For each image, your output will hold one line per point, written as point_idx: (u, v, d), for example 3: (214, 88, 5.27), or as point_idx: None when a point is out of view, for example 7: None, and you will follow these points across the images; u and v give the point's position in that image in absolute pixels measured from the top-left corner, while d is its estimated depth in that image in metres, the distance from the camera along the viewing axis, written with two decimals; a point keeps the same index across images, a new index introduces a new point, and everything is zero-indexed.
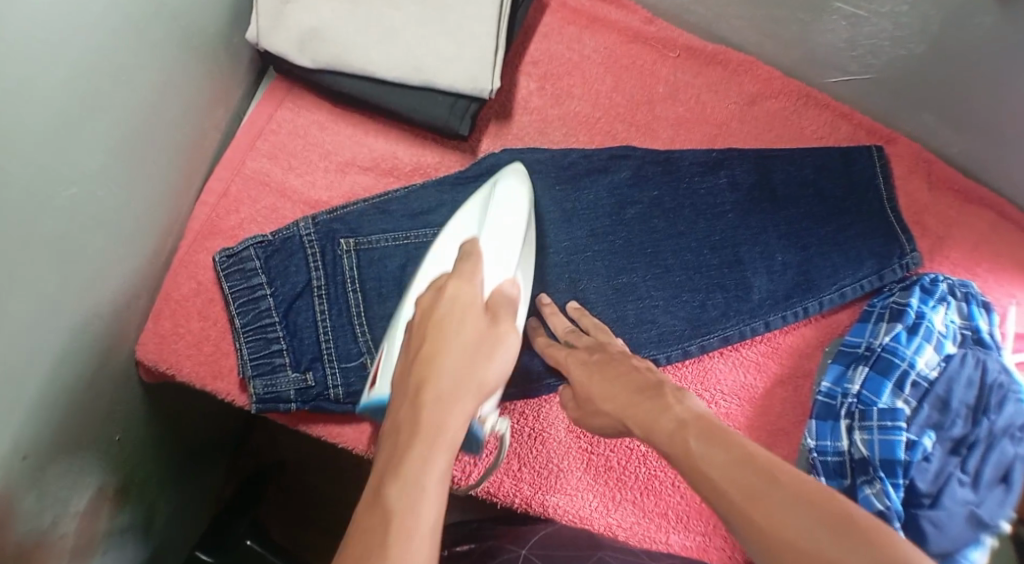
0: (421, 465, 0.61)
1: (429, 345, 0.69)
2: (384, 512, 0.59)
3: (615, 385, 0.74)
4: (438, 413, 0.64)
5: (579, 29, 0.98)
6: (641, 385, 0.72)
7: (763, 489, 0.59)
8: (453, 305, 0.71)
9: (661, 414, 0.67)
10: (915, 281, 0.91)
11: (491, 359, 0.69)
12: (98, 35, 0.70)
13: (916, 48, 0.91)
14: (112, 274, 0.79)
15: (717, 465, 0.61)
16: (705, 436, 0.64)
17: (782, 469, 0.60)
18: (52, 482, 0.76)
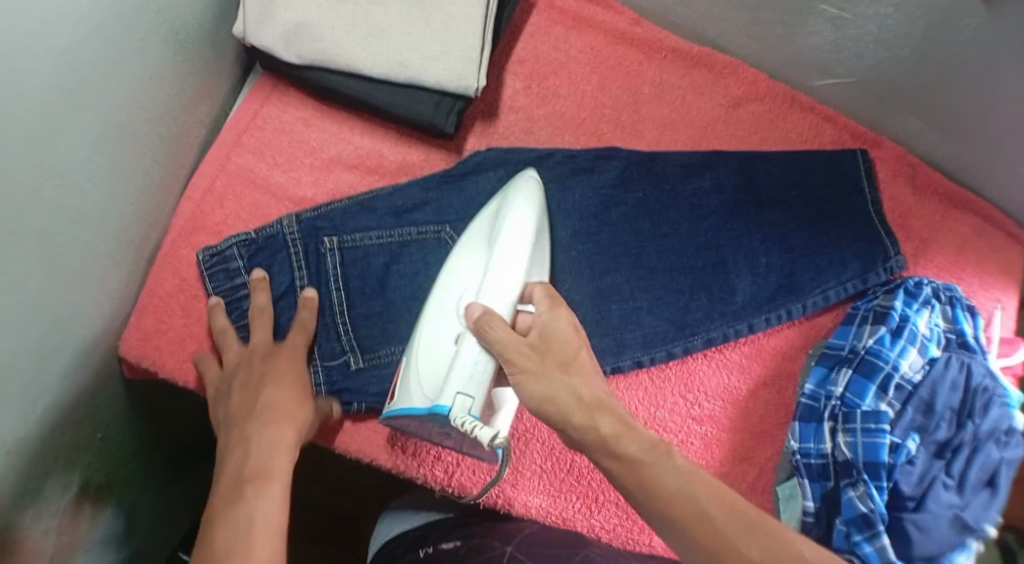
0: (257, 492, 0.69)
1: (225, 403, 0.79)
2: (227, 527, 0.66)
3: (557, 390, 0.70)
4: (258, 442, 0.73)
5: (566, 29, 0.99)
6: (580, 393, 0.70)
7: (742, 534, 0.64)
8: (276, 361, 0.81)
9: (624, 433, 0.69)
10: (900, 283, 0.92)
11: (297, 408, 0.77)
12: (83, 30, 0.70)
13: (900, 51, 0.91)
14: (96, 269, 0.79)
15: (684, 498, 0.66)
16: (666, 463, 0.67)
17: (750, 508, 0.66)
18: (35, 477, 0.76)
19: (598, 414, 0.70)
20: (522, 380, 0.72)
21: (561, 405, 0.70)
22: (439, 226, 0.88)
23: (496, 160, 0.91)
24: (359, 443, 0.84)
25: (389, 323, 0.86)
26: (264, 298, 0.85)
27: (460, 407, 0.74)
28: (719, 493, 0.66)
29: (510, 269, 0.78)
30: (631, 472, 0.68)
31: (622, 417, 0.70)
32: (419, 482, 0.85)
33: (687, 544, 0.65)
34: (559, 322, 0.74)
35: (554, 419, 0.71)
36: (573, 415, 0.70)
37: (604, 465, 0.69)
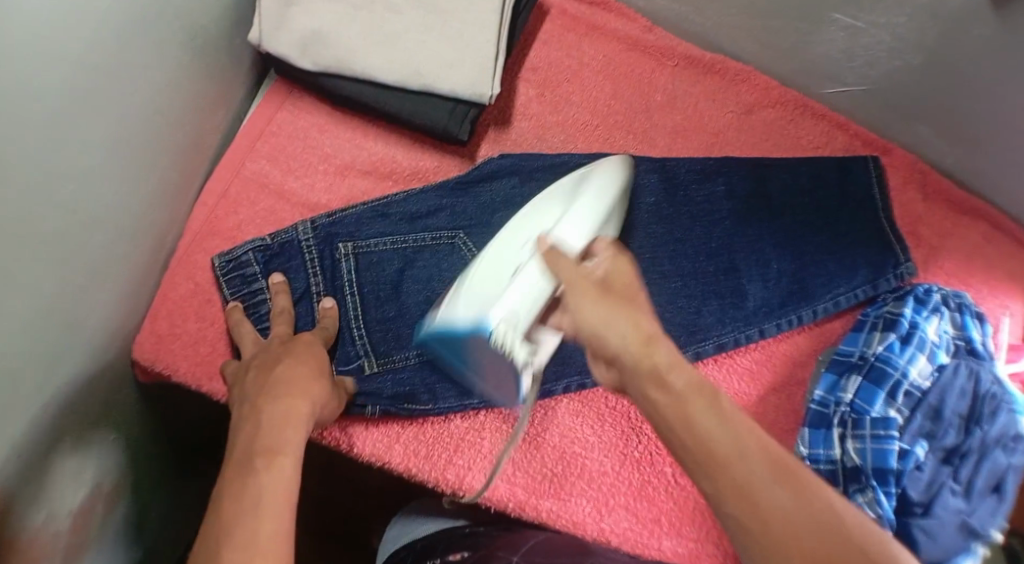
0: (268, 463, 0.66)
1: (240, 385, 0.76)
2: (233, 497, 0.63)
3: (618, 320, 0.64)
4: (276, 415, 0.71)
5: (578, 36, 0.99)
6: (640, 325, 0.64)
7: (770, 482, 0.59)
8: (299, 344, 0.80)
9: (674, 364, 0.63)
10: (909, 291, 0.92)
11: (312, 388, 0.75)
12: (99, 36, 0.70)
13: (912, 59, 0.91)
14: (111, 273, 0.80)
15: (727, 443, 0.60)
16: (713, 405, 0.61)
17: (791, 464, 0.61)
18: (49, 478, 0.77)
19: (655, 347, 0.63)
20: (578, 299, 0.67)
21: (623, 329, 0.64)
22: (453, 233, 0.89)
23: (509, 167, 0.91)
24: (372, 446, 0.85)
25: (404, 328, 0.86)
26: (284, 300, 0.85)
27: (504, 328, 0.71)
28: (761, 443, 0.61)
29: (585, 221, 0.77)
30: (676, 408, 0.62)
31: (675, 355, 0.63)
32: (431, 485, 0.85)
33: (721, 485, 0.60)
34: (623, 268, 0.71)
35: (606, 349, 0.65)
36: (627, 343, 0.64)
37: (648, 398, 0.63)
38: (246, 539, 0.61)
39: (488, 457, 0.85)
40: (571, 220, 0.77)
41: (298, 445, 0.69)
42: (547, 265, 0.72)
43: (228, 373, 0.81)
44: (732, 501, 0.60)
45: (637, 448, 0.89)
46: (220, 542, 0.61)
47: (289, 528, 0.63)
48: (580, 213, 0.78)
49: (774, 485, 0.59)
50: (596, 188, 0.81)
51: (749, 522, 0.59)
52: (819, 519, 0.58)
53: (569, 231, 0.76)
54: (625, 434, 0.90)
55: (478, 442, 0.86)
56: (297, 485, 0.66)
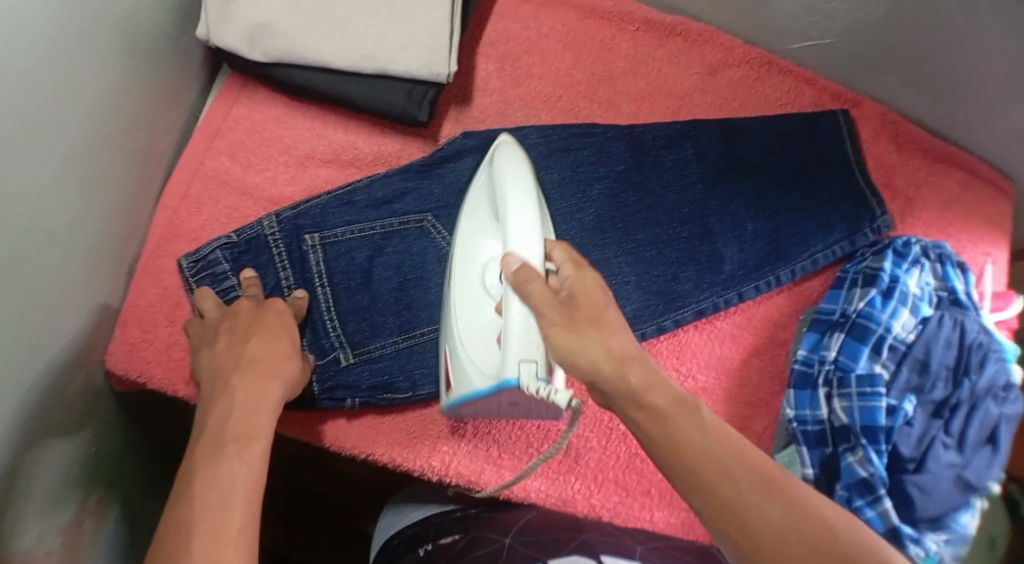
0: (239, 451, 0.66)
1: (211, 354, 0.75)
2: (198, 490, 0.63)
3: (590, 342, 0.67)
4: (246, 395, 0.70)
5: (535, 8, 0.97)
6: (612, 355, 0.66)
7: (759, 493, 0.63)
8: (271, 311, 0.78)
9: (646, 383, 0.66)
10: (887, 244, 0.91)
11: (285, 364, 0.74)
12: (39, 46, 0.68)
13: (875, 10, 0.90)
14: (75, 285, 0.78)
15: (718, 468, 0.63)
16: (691, 419, 0.65)
17: (771, 470, 0.64)
18: (30, 498, 0.76)
19: (628, 365, 0.66)
20: (558, 336, 0.68)
21: (599, 367, 0.66)
22: (421, 216, 0.87)
23: (474, 145, 0.89)
24: (354, 439, 0.84)
25: (378, 317, 0.85)
26: (257, 291, 0.83)
27: (526, 375, 0.69)
28: (750, 458, 0.64)
29: (531, 228, 0.73)
30: (660, 430, 0.65)
31: (652, 376, 0.66)
32: (417, 474, 0.84)
33: (715, 508, 0.63)
34: (588, 280, 0.70)
35: (584, 375, 0.67)
36: (601, 367, 0.66)
37: (637, 426, 0.66)
38: (215, 533, 0.61)
39: (473, 440, 0.85)
40: (518, 230, 0.73)
41: (266, 428, 0.69)
42: (518, 291, 0.70)
43: (190, 332, 0.81)
44: (726, 520, 0.62)
45: (622, 422, 0.88)
46: (190, 531, 0.61)
47: (258, 518, 0.64)
48: (523, 214, 0.73)
49: (761, 496, 0.63)
50: (513, 186, 0.75)
51: (742, 541, 0.62)
52: (802, 520, 0.62)
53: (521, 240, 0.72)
54: (610, 408, 0.88)
55: (462, 426, 0.85)
56: (265, 472, 0.66)
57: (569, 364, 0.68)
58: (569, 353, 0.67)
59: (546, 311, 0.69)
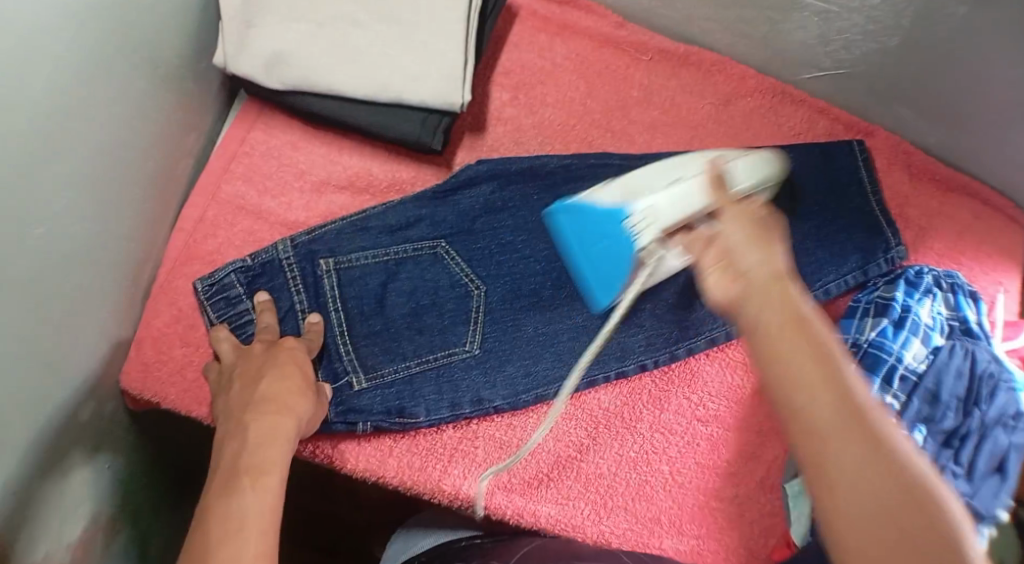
0: (253, 484, 0.67)
1: (226, 396, 0.77)
2: (214, 521, 0.64)
3: (755, 247, 0.62)
4: (260, 434, 0.71)
5: (550, 37, 0.98)
6: (771, 265, 0.60)
7: (852, 434, 0.54)
8: (281, 351, 0.80)
9: (777, 292, 0.59)
10: (900, 274, 0.92)
11: (297, 403, 0.76)
12: (64, 69, 0.69)
13: (889, 41, 0.90)
14: (92, 306, 0.79)
15: (819, 393, 0.55)
16: (811, 346, 0.57)
17: (877, 416, 0.55)
18: (43, 514, 0.76)
19: (776, 284, 0.59)
20: (724, 217, 0.65)
21: (756, 261, 0.61)
22: (434, 242, 0.88)
23: (489, 172, 0.90)
24: (365, 461, 0.85)
25: (391, 342, 0.86)
26: (270, 318, 0.84)
27: (637, 215, 0.78)
28: (860, 397, 0.55)
29: (733, 176, 0.82)
30: (769, 342, 0.57)
31: (784, 291, 0.59)
32: (427, 497, 0.84)
33: (802, 429, 0.55)
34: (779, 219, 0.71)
35: (728, 261, 0.62)
36: (757, 266, 0.60)
37: (752, 326, 0.58)
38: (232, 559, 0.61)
39: (483, 465, 0.85)
40: (734, 176, 0.82)
41: (282, 464, 0.70)
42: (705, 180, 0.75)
43: (210, 379, 0.82)
44: (804, 442, 0.55)
45: (632, 448, 0.88)
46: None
47: (274, 547, 0.64)
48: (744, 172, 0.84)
49: (862, 427, 0.54)
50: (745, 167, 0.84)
51: (815, 470, 0.55)
52: (891, 473, 0.53)
53: (739, 169, 0.83)
54: (621, 434, 0.89)
55: (472, 451, 0.85)
56: (282, 504, 0.67)
57: (711, 242, 0.65)
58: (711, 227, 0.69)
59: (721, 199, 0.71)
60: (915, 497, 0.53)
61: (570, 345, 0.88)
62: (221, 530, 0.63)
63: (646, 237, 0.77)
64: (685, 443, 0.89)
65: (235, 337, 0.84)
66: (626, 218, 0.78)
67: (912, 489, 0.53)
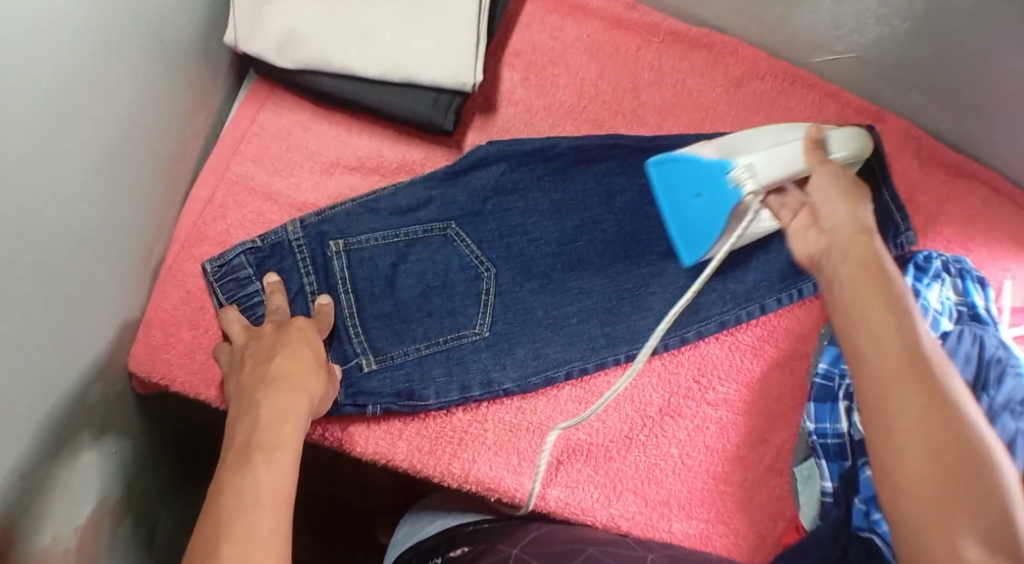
0: (267, 460, 0.67)
1: (238, 375, 0.77)
2: (228, 497, 0.64)
3: (840, 209, 0.71)
4: (274, 411, 0.71)
5: (561, 17, 0.97)
6: (856, 218, 0.70)
7: (914, 380, 0.61)
8: (292, 329, 0.79)
9: (855, 249, 0.68)
10: (909, 257, 0.92)
11: (309, 381, 0.75)
12: (73, 49, 0.68)
13: (902, 25, 0.90)
14: (101, 288, 0.79)
15: (889, 340, 0.63)
16: (883, 298, 0.65)
17: (940, 370, 0.62)
18: (53, 496, 0.76)
19: (859, 237, 0.69)
20: (812, 185, 0.74)
21: (840, 216, 0.71)
22: (445, 224, 0.88)
23: (499, 153, 0.88)
24: (375, 444, 0.84)
25: (401, 324, 0.85)
26: (281, 299, 0.83)
27: (741, 168, 0.75)
28: (926, 353, 0.63)
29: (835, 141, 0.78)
30: (842, 293, 0.67)
31: (869, 245, 0.69)
32: (437, 481, 0.84)
33: (869, 375, 0.63)
34: (860, 191, 0.73)
35: (818, 220, 0.73)
36: (837, 223, 0.71)
37: (832, 277, 0.69)
38: (247, 534, 0.61)
39: (492, 448, 0.85)
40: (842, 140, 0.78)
41: (296, 440, 0.70)
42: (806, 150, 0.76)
43: (222, 362, 0.81)
44: (867, 380, 0.63)
45: (642, 432, 0.88)
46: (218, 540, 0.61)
47: (287, 524, 0.64)
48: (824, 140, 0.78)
49: (927, 379, 0.61)
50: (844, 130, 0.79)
51: (871, 405, 0.62)
52: (953, 424, 0.59)
53: (838, 137, 0.78)
54: (631, 417, 0.88)
55: (482, 434, 0.85)
56: (296, 480, 0.67)
57: (804, 207, 0.75)
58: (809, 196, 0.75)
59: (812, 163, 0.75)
60: (965, 446, 0.59)
61: (580, 328, 0.88)
62: (235, 507, 0.63)
63: (748, 189, 0.74)
64: (695, 427, 0.88)
65: (245, 319, 0.83)
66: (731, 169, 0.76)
67: (967, 436, 0.59)
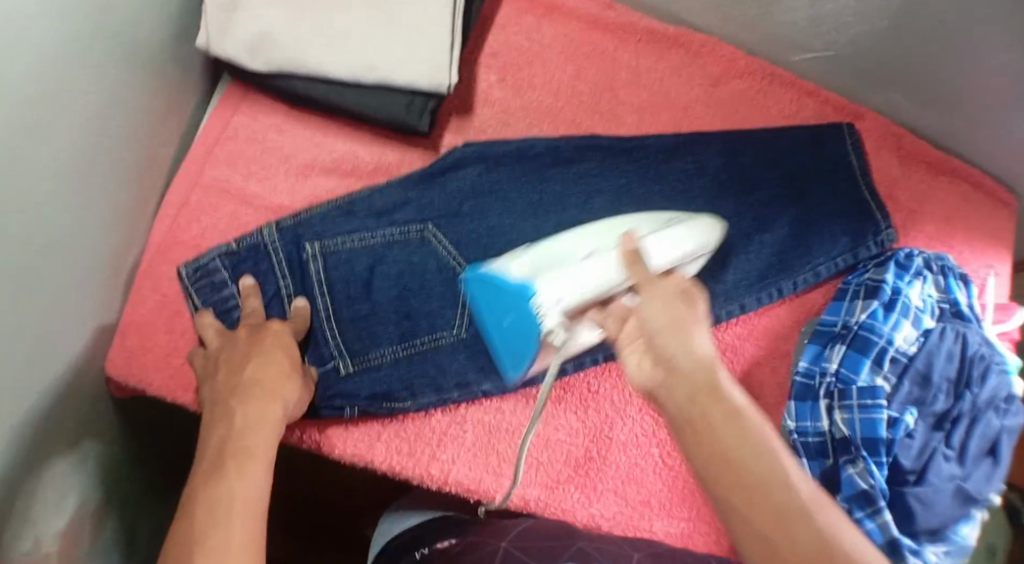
0: (240, 467, 0.66)
1: (211, 382, 0.76)
2: (199, 507, 0.63)
3: (673, 338, 0.65)
4: (247, 419, 0.71)
5: (538, 18, 0.97)
6: (696, 353, 0.65)
7: (789, 521, 0.58)
8: (266, 334, 0.79)
9: (703, 385, 0.63)
10: (890, 256, 0.91)
11: (283, 386, 0.75)
12: (43, 53, 0.68)
13: (878, 22, 0.90)
14: (75, 293, 0.78)
15: (761, 487, 0.59)
16: (744, 434, 0.61)
17: (816, 506, 0.59)
18: (27, 503, 0.76)
19: (701, 370, 0.64)
20: (642, 293, 0.68)
21: (684, 346, 0.65)
22: (422, 225, 0.87)
23: (476, 154, 0.89)
24: (353, 446, 0.84)
25: (377, 325, 0.85)
26: (255, 302, 0.83)
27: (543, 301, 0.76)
28: (800, 490, 0.59)
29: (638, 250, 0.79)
30: (707, 436, 0.61)
31: (713, 379, 0.63)
32: (416, 482, 0.84)
33: (743, 524, 0.59)
34: (680, 314, 0.66)
35: (663, 352, 0.66)
36: (689, 358, 0.65)
37: (680, 419, 0.63)
38: (220, 543, 0.61)
39: (472, 449, 0.85)
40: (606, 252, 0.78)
41: (269, 449, 0.69)
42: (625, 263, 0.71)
43: (196, 366, 0.80)
44: (750, 536, 0.59)
45: (621, 432, 0.88)
46: (192, 548, 0.61)
47: (261, 531, 0.64)
48: (666, 245, 0.83)
49: (797, 516, 0.58)
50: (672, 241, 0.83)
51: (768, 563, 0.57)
52: (830, 561, 0.56)
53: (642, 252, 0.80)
54: (609, 417, 0.88)
55: (461, 435, 0.85)
56: (270, 487, 0.67)
57: (629, 319, 0.69)
58: (636, 305, 0.69)
59: (640, 277, 0.69)
60: None
61: None
62: (207, 516, 0.62)
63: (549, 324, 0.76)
64: None
65: (220, 323, 0.83)
66: (533, 303, 0.76)
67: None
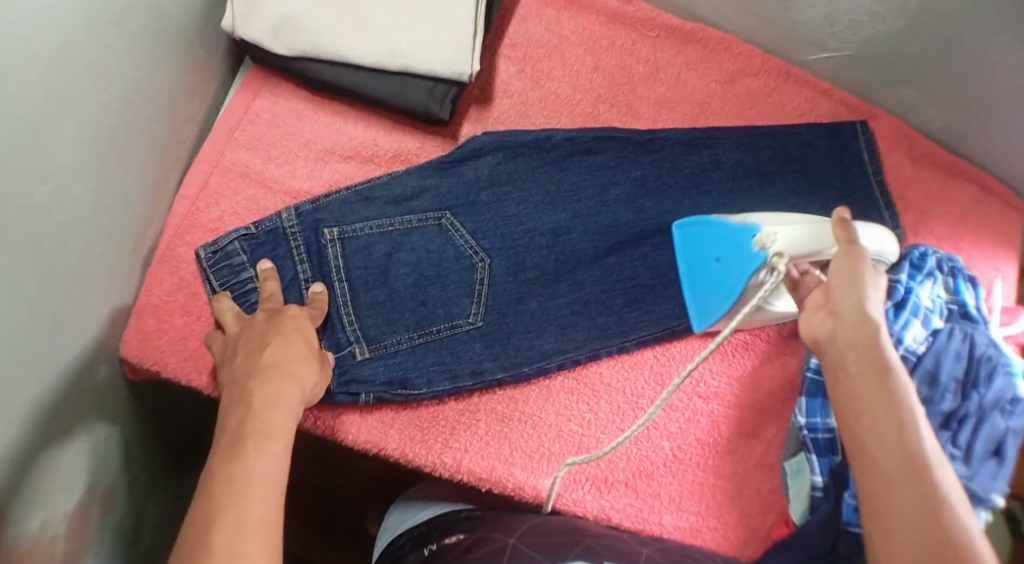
0: (258, 446, 0.66)
1: (230, 365, 0.76)
2: (219, 484, 0.63)
3: (853, 291, 0.71)
4: (266, 400, 0.71)
5: (557, 11, 0.98)
6: (866, 311, 0.70)
7: (898, 470, 0.63)
8: (284, 317, 0.79)
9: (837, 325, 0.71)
10: (904, 255, 0.92)
11: (301, 368, 0.75)
12: (66, 29, 0.68)
13: (894, 22, 0.90)
14: (94, 272, 0.78)
15: (888, 430, 0.65)
16: (878, 375, 0.67)
17: (933, 464, 0.64)
18: (41, 481, 0.75)
19: (861, 325, 0.70)
20: (835, 257, 0.74)
21: (857, 306, 0.70)
22: (439, 213, 0.88)
23: (493, 144, 0.90)
24: (367, 433, 0.85)
25: (395, 312, 0.85)
26: (274, 285, 0.83)
27: (772, 240, 0.82)
28: (920, 443, 0.65)
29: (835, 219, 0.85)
30: (836, 365, 0.70)
31: (873, 334, 0.69)
32: (429, 470, 0.84)
33: (866, 461, 0.65)
34: (859, 266, 0.72)
35: (825, 323, 0.72)
36: (846, 308, 0.71)
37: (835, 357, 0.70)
38: (238, 518, 0.61)
39: (484, 437, 0.85)
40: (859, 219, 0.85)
41: (289, 429, 0.69)
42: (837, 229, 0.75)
43: (214, 350, 0.80)
44: (864, 473, 0.65)
45: (634, 424, 0.88)
46: (211, 525, 0.61)
47: (278, 510, 0.63)
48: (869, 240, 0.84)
49: (914, 469, 0.63)
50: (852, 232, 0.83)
51: (875, 508, 0.63)
52: (937, 518, 0.60)
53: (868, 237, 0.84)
54: (622, 410, 0.88)
55: (474, 424, 0.86)
56: (288, 466, 0.67)
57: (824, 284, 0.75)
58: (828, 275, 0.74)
59: (841, 240, 0.74)
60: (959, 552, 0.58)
61: (572, 319, 0.88)
62: (225, 493, 0.62)
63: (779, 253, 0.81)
64: (686, 419, 0.89)
65: (238, 307, 0.83)
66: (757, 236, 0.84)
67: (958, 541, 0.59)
